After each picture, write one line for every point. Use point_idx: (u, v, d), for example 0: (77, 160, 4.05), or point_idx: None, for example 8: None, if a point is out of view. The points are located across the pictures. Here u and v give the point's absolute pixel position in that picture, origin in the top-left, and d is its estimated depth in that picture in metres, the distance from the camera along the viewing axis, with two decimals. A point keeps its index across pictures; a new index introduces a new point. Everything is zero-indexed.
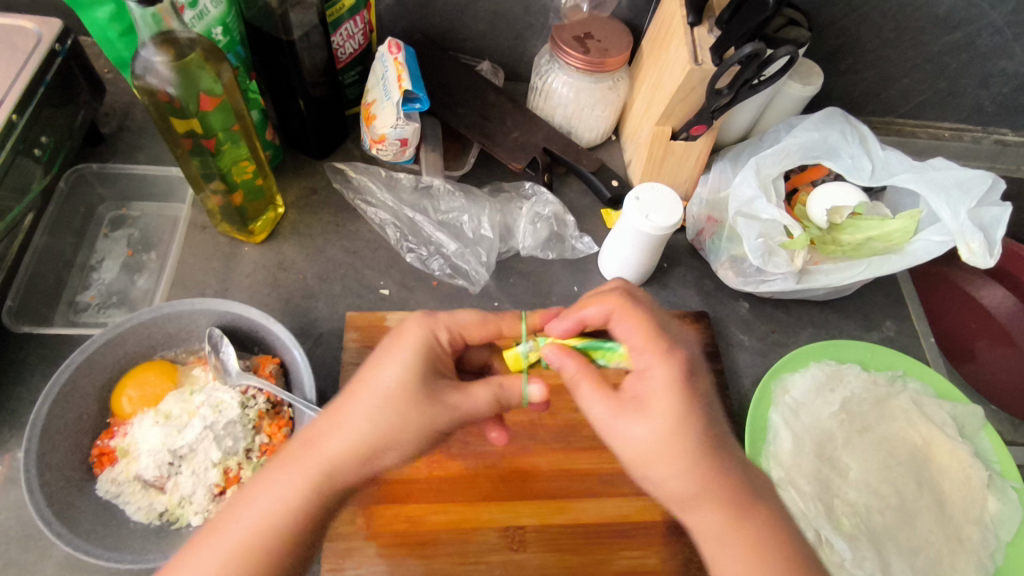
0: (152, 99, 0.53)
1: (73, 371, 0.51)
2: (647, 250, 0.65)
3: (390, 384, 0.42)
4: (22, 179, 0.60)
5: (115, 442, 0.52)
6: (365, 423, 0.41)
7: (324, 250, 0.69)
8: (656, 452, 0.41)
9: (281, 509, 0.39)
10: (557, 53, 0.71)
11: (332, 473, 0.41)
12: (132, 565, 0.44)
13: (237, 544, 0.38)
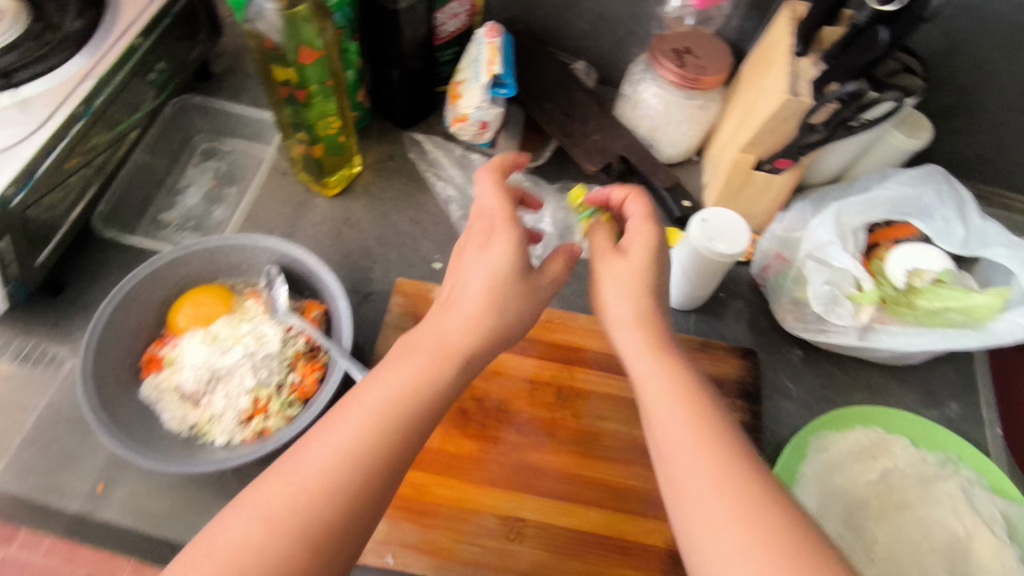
0: (259, 44, 0.57)
1: (141, 278, 0.55)
2: (704, 274, 0.63)
3: (499, 276, 0.45)
4: (134, 99, 0.64)
5: (164, 352, 0.55)
6: (474, 312, 0.44)
7: (390, 216, 0.71)
8: (687, 401, 0.41)
9: (423, 385, 0.41)
10: (654, 63, 0.70)
11: (453, 360, 0.43)
12: (156, 466, 0.47)
13: (381, 424, 0.38)
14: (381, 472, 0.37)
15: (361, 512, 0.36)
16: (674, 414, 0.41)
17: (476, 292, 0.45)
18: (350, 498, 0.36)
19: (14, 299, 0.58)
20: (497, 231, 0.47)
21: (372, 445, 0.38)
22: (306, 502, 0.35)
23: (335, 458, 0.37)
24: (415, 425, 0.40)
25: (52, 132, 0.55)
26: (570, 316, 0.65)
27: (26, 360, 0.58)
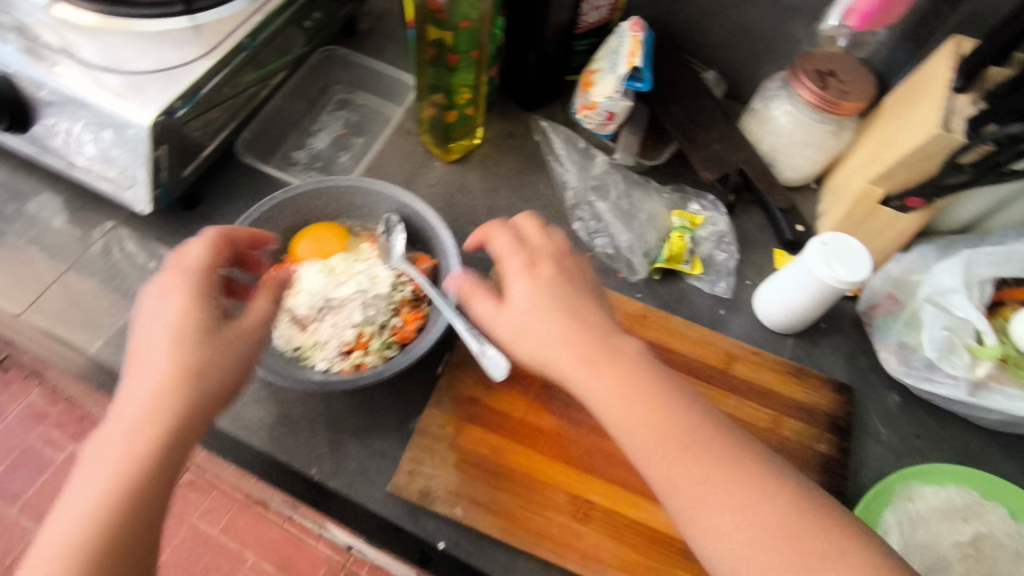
0: (423, 3, 0.60)
1: (276, 203, 0.58)
2: (814, 298, 0.62)
3: (193, 300, 0.42)
4: (285, 44, 0.68)
5: (282, 275, 0.59)
6: (177, 314, 0.42)
7: (501, 190, 0.73)
8: (579, 352, 0.43)
9: (148, 399, 0.39)
10: (794, 81, 0.69)
11: (560, 370, 0.43)
12: (271, 377, 0.50)
13: (105, 442, 0.38)
14: (125, 514, 0.36)
15: (113, 559, 0.36)
16: (572, 367, 0.43)
17: (526, 300, 0.46)
18: (114, 555, 0.36)
19: (157, 204, 0.61)
20: (561, 284, 0.46)
21: (107, 482, 0.37)
22: (75, 562, 0.35)
23: (79, 495, 0.37)
24: (143, 459, 0.38)
25: (220, 60, 0.60)
26: (664, 315, 0.65)
27: (154, 263, 0.63)
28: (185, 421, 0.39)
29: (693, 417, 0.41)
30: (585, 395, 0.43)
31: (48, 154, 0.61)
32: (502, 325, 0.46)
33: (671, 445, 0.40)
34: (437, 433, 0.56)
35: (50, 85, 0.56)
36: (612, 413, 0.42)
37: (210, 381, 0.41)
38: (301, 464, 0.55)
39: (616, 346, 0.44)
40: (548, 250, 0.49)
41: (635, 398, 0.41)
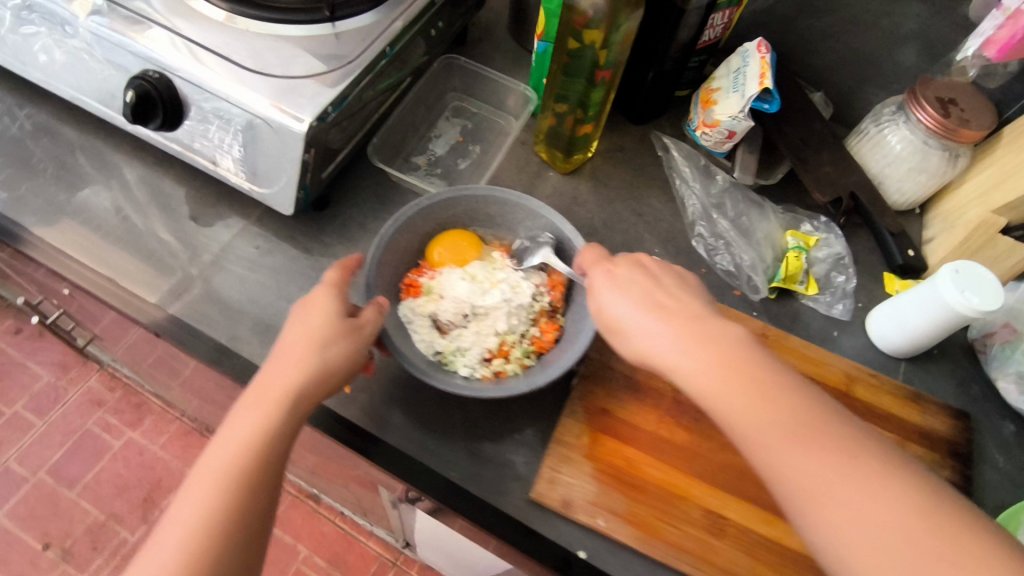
0: (570, 19, 0.61)
1: (421, 210, 0.60)
2: (940, 325, 0.62)
3: (324, 309, 0.52)
4: (410, 53, 0.69)
5: (423, 281, 0.61)
6: (314, 319, 0.51)
7: (614, 202, 0.73)
8: (694, 351, 0.45)
9: (279, 386, 0.48)
10: (914, 106, 0.70)
11: (669, 359, 0.46)
12: (425, 376, 0.53)
13: (235, 421, 0.46)
14: (242, 481, 0.44)
15: (231, 517, 0.43)
16: (685, 366, 0.45)
17: (626, 305, 0.50)
18: (230, 511, 0.43)
19: (298, 206, 0.63)
20: (637, 280, 0.51)
21: (238, 451, 0.45)
22: (203, 513, 0.42)
23: (213, 463, 0.44)
24: (263, 440, 0.45)
25: (364, 66, 0.61)
26: (783, 334, 0.66)
27: (288, 263, 0.64)
28: (300, 404, 0.48)
29: (798, 407, 0.42)
30: (703, 391, 0.44)
31: (193, 154, 0.63)
32: (608, 329, 0.51)
33: (778, 434, 0.41)
34: (573, 442, 0.57)
35: (209, 88, 0.58)
36: (725, 405, 0.43)
37: (325, 373, 0.49)
38: (441, 467, 0.57)
39: (731, 346, 0.45)
40: (635, 263, 0.54)
41: (756, 395, 0.42)
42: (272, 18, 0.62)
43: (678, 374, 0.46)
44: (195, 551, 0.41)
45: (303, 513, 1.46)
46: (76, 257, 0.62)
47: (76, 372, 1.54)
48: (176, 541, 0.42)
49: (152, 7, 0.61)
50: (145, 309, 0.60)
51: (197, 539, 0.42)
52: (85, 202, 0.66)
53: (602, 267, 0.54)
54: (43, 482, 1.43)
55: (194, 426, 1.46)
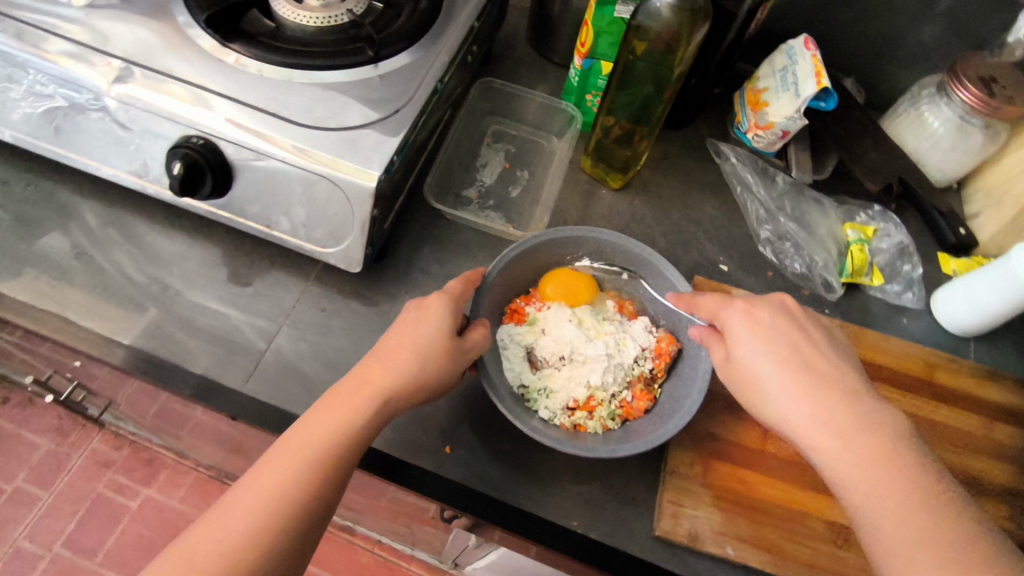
0: (637, 37, 0.59)
1: (522, 250, 0.59)
2: (1012, 304, 0.63)
3: (431, 323, 0.50)
4: (455, 83, 0.68)
5: (528, 311, 0.62)
6: (416, 328, 0.50)
7: (671, 214, 0.72)
8: (838, 431, 0.44)
9: (380, 386, 0.47)
10: (956, 86, 0.69)
11: (806, 432, 0.45)
12: (512, 417, 0.52)
13: (329, 406, 0.46)
14: (322, 466, 0.43)
15: (300, 495, 0.42)
16: (825, 440, 0.44)
17: (767, 363, 0.48)
18: (303, 491, 0.42)
19: (366, 261, 0.61)
20: (787, 333, 0.49)
21: (324, 434, 0.44)
22: (280, 483, 0.42)
23: (299, 439, 0.44)
24: (349, 432, 0.45)
25: (419, 105, 0.59)
26: (862, 330, 0.66)
27: (359, 322, 0.61)
28: (389, 405, 0.47)
29: (946, 519, 0.40)
30: (840, 472, 0.43)
31: (244, 219, 0.60)
32: (738, 375, 0.50)
33: (914, 538, 0.39)
34: (686, 472, 0.57)
35: (262, 149, 0.54)
36: (861, 491, 0.42)
37: (418, 384, 0.48)
38: (560, 517, 0.54)
39: (883, 436, 0.43)
40: (782, 308, 0.51)
41: (903, 494, 0.41)
42: (308, 65, 0.58)
43: (815, 447, 0.44)
44: (261, 521, 0.41)
45: (335, 547, 1.32)
46: (134, 343, 0.58)
47: (75, 438, 1.37)
48: (249, 505, 0.41)
49: (179, 64, 0.56)
50: (221, 391, 0.56)
51: (268, 511, 0.41)
52: (129, 282, 0.61)
53: (744, 304, 0.51)
54: (60, 558, 1.27)
55: (212, 476, 1.29)
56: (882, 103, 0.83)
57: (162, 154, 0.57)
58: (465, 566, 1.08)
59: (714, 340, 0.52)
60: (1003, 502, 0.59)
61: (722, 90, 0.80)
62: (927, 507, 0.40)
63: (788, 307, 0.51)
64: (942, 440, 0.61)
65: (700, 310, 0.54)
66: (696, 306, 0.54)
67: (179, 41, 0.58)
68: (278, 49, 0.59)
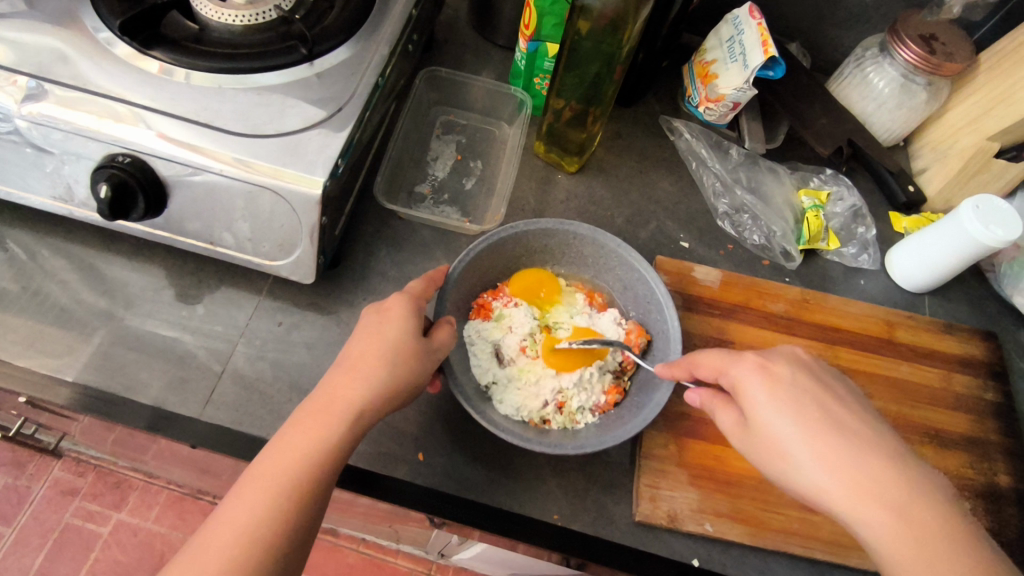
0: (585, 16, 0.58)
1: (486, 247, 0.58)
2: (962, 258, 0.65)
3: (398, 325, 0.48)
4: (397, 75, 0.65)
5: (494, 305, 0.61)
6: (382, 332, 0.48)
7: (629, 194, 0.72)
8: (882, 501, 0.39)
9: (349, 398, 0.45)
10: (898, 45, 0.70)
11: (843, 504, 0.40)
12: (486, 423, 0.50)
13: (301, 426, 0.44)
14: (299, 488, 0.41)
15: (280, 520, 0.40)
16: (863, 512, 0.39)
17: (792, 428, 0.42)
18: (282, 516, 0.40)
19: (319, 270, 0.58)
20: (810, 390, 0.44)
21: (300, 458, 0.42)
22: (257, 513, 0.40)
23: (273, 464, 0.42)
24: (325, 451, 0.43)
25: (362, 101, 0.56)
26: (822, 296, 0.67)
27: (319, 333, 0.59)
28: (365, 415, 0.45)
29: None
30: (891, 550, 0.38)
31: (184, 237, 0.57)
32: (758, 441, 0.44)
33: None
34: (662, 453, 0.57)
35: (195, 163, 0.50)
36: (916, 573, 0.37)
37: (392, 390, 0.46)
38: (541, 513, 0.54)
39: (929, 503, 0.39)
40: (793, 359, 0.46)
41: (964, 575, 0.37)
42: (244, 69, 0.55)
43: (859, 523, 0.39)
44: (242, 554, 0.38)
45: (323, 551, 1.27)
46: (80, 376, 0.54)
47: (32, 469, 1.28)
48: (225, 539, 0.39)
49: (96, 76, 0.52)
50: (179, 420, 0.54)
51: (246, 544, 0.39)
52: (67, 314, 0.57)
53: (756, 359, 0.46)
54: None
55: (185, 494, 1.24)
56: (827, 65, 0.83)
57: (87, 176, 0.53)
58: (452, 557, 1.06)
59: (721, 404, 0.48)
60: (963, 451, 0.61)
61: (671, 63, 0.79)
62: None
63: (802, 361, 0.46)
64: (905, 397, 0.63)
65: (704, 367, 0.49)
66: (696, 365, 0.49)
67: (93, 52, 0.53)
68: (206, 54, 0.55)
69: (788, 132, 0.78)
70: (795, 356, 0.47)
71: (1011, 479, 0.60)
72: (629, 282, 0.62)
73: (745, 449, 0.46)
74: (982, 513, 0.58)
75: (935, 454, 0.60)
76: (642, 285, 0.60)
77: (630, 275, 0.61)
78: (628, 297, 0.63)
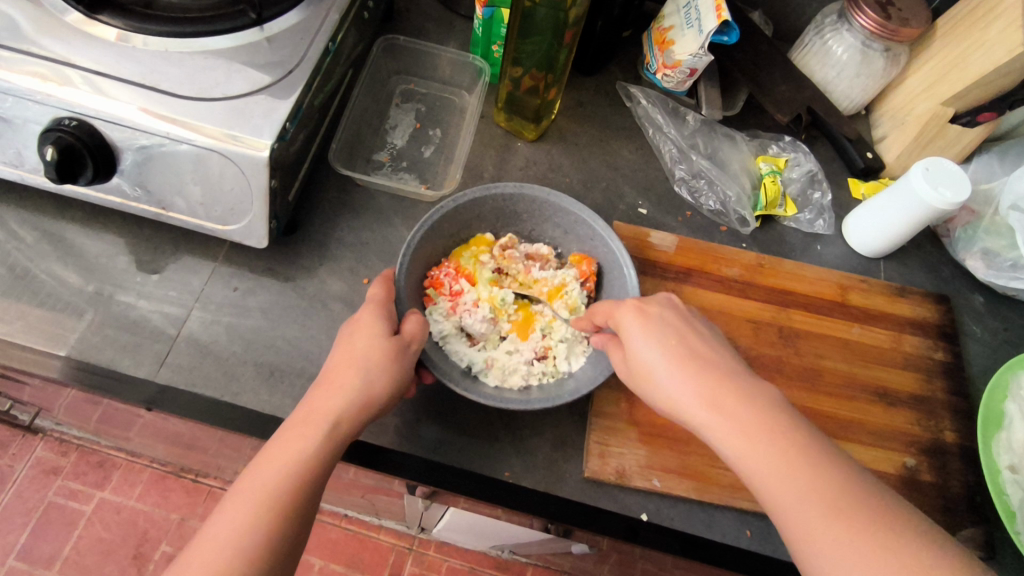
0: None
1: (444, 212, 0.58)
2: (916, 222, 0.66)
3: (374, 330, 0.48)
4: (352, 41, 0.65)
5: (444, 285, 0.60)
6: (356, 343, 0.48)
7: (589, 161, 0.72)
8: (725, 411, 0.42)
9: (331, 409, 0.44)
10: (856, 11, 0.69)
11: (696, 418, 0.43)
12: (466, 392, 0.51)
13: (284, 440, 0.43)
14: (282, 501, 0.40)
15: (262, 537, 0.39)
16: (707, 421, 0.42)
17: (656, 353, 0.46)
18: (266, 528, 0.39)
19: (271, 236, 0.59)
20: (674, 324, 0.47)
21: (283, 470, 0.41)
22: (241, 526, 0.39)
23: (257, 478, 0.41)
24: (309, 463, 0.42)
25: (312, 66, 0.56)
26: (777, 261, 0.68)
27: (274, 298, 0.60)
28: (347, 429, 0.44)
29: (832, 479, 0.39)
30: (732, 447, 0.41)
31: (134, 203, 0.57)
32: (634, 371, 0.47)
33: (813, 504, 0.38)
34: (612, 413, 0.58)
35: (137, 125, 0.50)
36: (763, 474, 0.40)
37: (369, 400, 0.46)
38: (492, 469, 0.55)
39: (769, 408, 0.42)
40: (672, 303, 0.50)
41: (793, 458, 0.40)
42: (190, 32, 0.54)
43: (707, 429, 0.42)
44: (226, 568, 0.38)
45: None
46: (35, 341, 0.55)
47: (15, 448, 1.23)
48: (210, 558, 0.38)
49: (38, 39, 0.52)
50: (131, 382, 0.54)
51: (232, 557, 0.38)
52: (22, 281, 0.58)
53: (635, 302, 0.49)
54: (14, 571, 1.16)
55: (169, 470, 1.23)
56: (791, 34, 0.83)
57: (33, 140, 0.54)
58: (433, 530, 1.07)
59: (612, 344, 0.51)
60: (910, 409, 0.62)
61: (633, 32, 0.80)
62: (821, 465, 0.39)
63: (669, 299, 0.50)
64: (866, 361, 0.64)
65: (597, 316, 0.53)
66: (594, 315, 0.53)
67: (39, 15, 0.53)
68: (155, 18, 0.54)
69: (748, 101, 0.79)
70: (671, 301, 0.50)
71: (957, 437, 0.61)
72: (577, 233, 0.63)
73: (628, 383, 0.49)
74: (926, 468, 0.59)
75: (882, 411, 0.61)
76: (592, 240, 0.62)
77: (587, 234, 0.61)
78: (570, 241, 0.64)
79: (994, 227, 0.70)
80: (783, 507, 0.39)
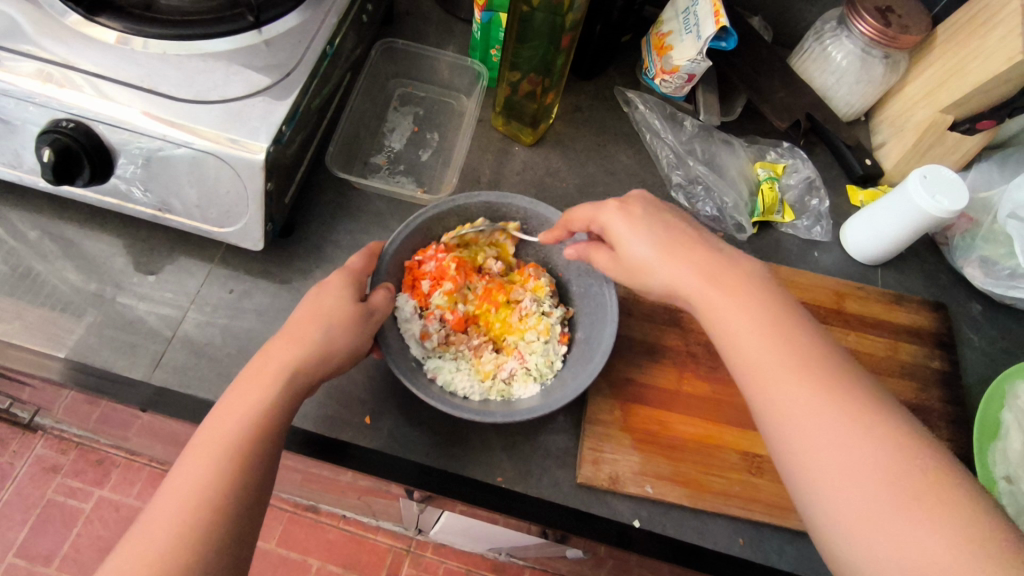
0: None
1: (430, 216, 0.58)
2: (911, 228, 0.65)
3: (335, 296, 0.49)
4: (350, 44, 0.65)
5: (429, 269, 0.60)
6: (318, 307, 0.48)
7: (586, 166, 0.72)
8: (712, 282, 0.45)
9: (287, 364, 0.44)
10: (855, 17, 0.69)
11: (690, 294, 0.45)
12: (434, 400, 0.50)
13: (239, 394, 0.43)
14: (240, 454, 0.40)
15: (221, 489, 0.38)
16: (696, 293, 0.45)
17: (643, 240, 0.48)
18: (226, 477, 0.39)
19: (267, 238, 0.59)
20: (660, 216, 0.49)
21: (240, 423, 0.41)
22: (199, 480, 0.38)
23: (215, 432, 0.40)
24: (264, 414, 0.42)
25: (309, 68, 0.56)
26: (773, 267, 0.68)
27: (270, 300, 0.60)
28: (303, 382, 0.45)
29: (806, 347, 0.41)
30: (721, 323, 0.43)
31: (132, 204, 0.58)
32: (626, 265, 0.50)
33: (784, 366, 0.40)
34: (607, 419, 0.58)
35: (136, 128, 0.51)
36: (746, 345, 0.42)
37: (327, 354, 0.46)
38: (485, 474, 0.55)
39: (755, 286, 0.44)
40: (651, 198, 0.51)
41: (769, 327, 0.42)
42: (188, 35, 0.52)
43: (697, 302, 0.45)
44: (187, 519, 0.37)
45: (302, 526, 1.26)
46: (33, 339, 0.55)
47: (15, 446, 1.24)
48: (172, 511, 0.37)
49: (36, 40, 0.52)
50: (127, 383, 0.55)
51: (192, 509, 0.37)
52: (21, 281, 0.58)
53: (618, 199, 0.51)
54: (13, 568, 1.16)
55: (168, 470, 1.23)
56: (791, 40, 0.83)
57: (32, 142, 0.54)
58: (428, 531, 1.07)
59: (593, 249, 0.53)
60: None
61: (632, 37, 0.80)
62: (802, 338, 0.41)
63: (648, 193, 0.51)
64: None
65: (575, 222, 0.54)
66: (571, 222, 0.54)
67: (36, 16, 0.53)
68: (150, 19, 0.53)
69: (747, 107, 0.79)
70: (653, 197, 0.52)
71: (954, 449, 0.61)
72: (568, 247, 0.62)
73: (619, 276, 0.52)
74: None
75: None
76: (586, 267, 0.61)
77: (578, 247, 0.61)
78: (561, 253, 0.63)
79: (992, 235, 0.70)
80: (760, 372, 0.41)
